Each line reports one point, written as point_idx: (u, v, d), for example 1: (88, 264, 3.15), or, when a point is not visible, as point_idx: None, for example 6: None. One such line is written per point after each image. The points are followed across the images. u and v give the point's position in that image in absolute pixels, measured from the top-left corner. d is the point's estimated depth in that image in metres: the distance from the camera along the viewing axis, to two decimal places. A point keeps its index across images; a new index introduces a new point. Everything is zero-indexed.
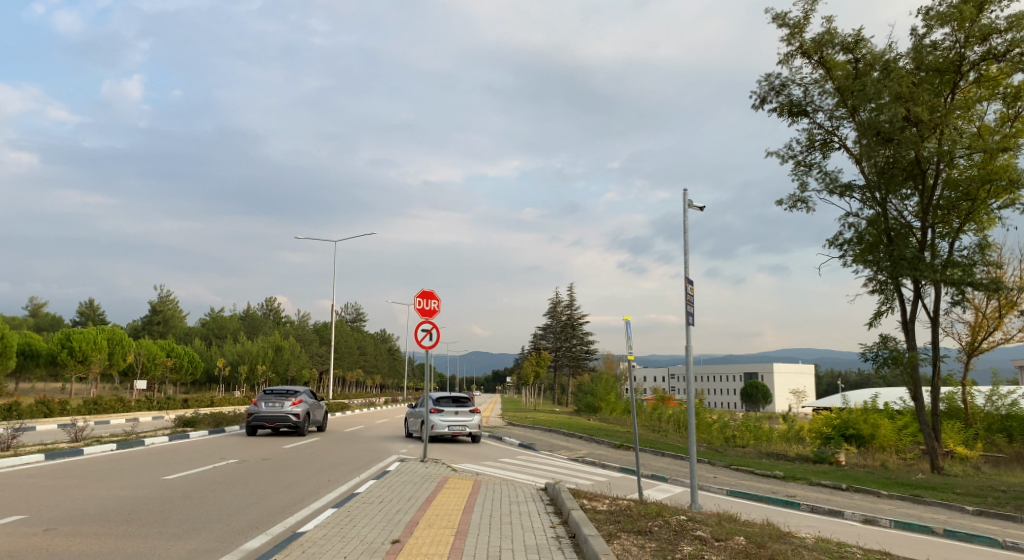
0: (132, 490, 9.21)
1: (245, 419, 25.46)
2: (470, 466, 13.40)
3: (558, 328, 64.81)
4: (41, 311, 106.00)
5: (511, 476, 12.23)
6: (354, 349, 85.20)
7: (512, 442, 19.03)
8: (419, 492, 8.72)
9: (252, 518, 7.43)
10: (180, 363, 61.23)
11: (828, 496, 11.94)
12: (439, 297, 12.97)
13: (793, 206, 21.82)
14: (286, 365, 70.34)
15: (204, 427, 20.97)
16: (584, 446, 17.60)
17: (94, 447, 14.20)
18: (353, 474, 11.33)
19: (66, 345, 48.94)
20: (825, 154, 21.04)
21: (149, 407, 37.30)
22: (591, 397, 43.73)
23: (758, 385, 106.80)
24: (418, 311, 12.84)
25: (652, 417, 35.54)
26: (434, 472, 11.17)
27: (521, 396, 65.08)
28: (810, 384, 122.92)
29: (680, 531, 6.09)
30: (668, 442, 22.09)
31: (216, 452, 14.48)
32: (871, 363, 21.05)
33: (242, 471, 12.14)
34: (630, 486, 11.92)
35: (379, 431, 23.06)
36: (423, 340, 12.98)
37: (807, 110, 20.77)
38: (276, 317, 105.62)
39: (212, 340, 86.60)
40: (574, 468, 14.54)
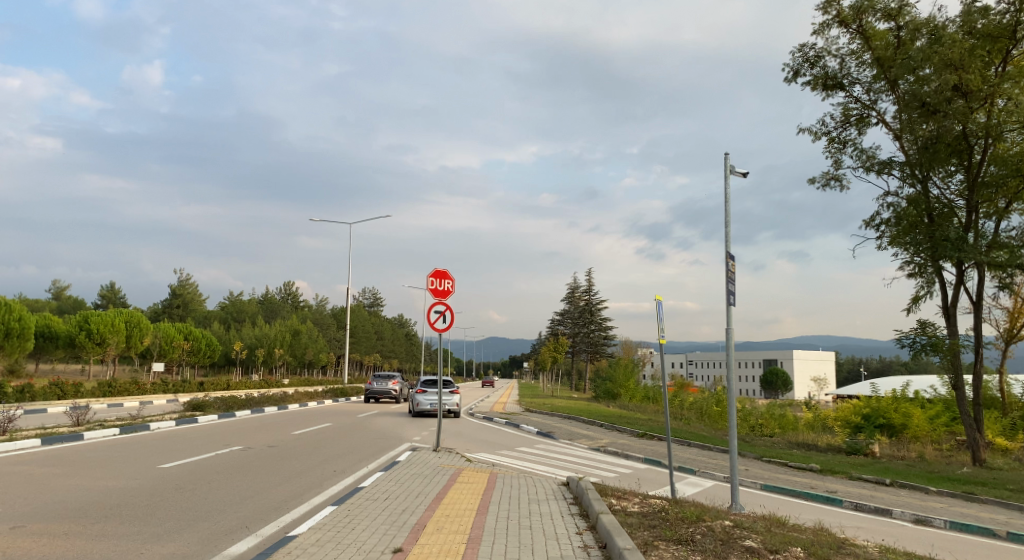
0: (121, 481, 8.57)
1: (257, 403, 24.99)
2: (486, 456, 12.64)
3: (576, 313, 63.98)
4: (64, 295, 106.96)
5: (529, 468, 11.43)
6: (372, 333, 85.04)
7: (530, 429, 18.30)
8: (428, 488, 7.96)
9: (242, 517, 6.73)
10: (197, 346, 61.23)
11: (871, 492, 11.06)
12: (453, 277, 12.17)
13: (826, 185, 20.64)
14: (303, 350, 70.22)
15: (214, 411, 20.46)
16: (605, 434, 16.80)
17: (96, 432, 13.64)
18: (361, 464, 10.64)
19: (84, 328, 48.96)
20: (862, 130, 19.77)
21: (165, 390, 37.12)
22: (609, 383, 42.90)
23: (779, 372, 105.16)
24: (431, 292, 12.06)
25: (673, 404, 34.68)
26: (447, 464, 10.42)
27: (539, 381, 64.45)
28: (831, 371, 121.15)
29: (727, 540, 5.29)
30: (691, 431, 21.22)
31: (221, 439, 13.87)
32: (908, 350, 19.85)
33: (245, 460, 11.52)
34: (659, 481, 11.09)
35: (392, 416, 22.46)
36: (436, 323, 12.22)
37: (843, 83, 19.49)
38: (294, 301, 105.73)
39: (231, 324, 86.85)
40: (596, 459, 13.75)
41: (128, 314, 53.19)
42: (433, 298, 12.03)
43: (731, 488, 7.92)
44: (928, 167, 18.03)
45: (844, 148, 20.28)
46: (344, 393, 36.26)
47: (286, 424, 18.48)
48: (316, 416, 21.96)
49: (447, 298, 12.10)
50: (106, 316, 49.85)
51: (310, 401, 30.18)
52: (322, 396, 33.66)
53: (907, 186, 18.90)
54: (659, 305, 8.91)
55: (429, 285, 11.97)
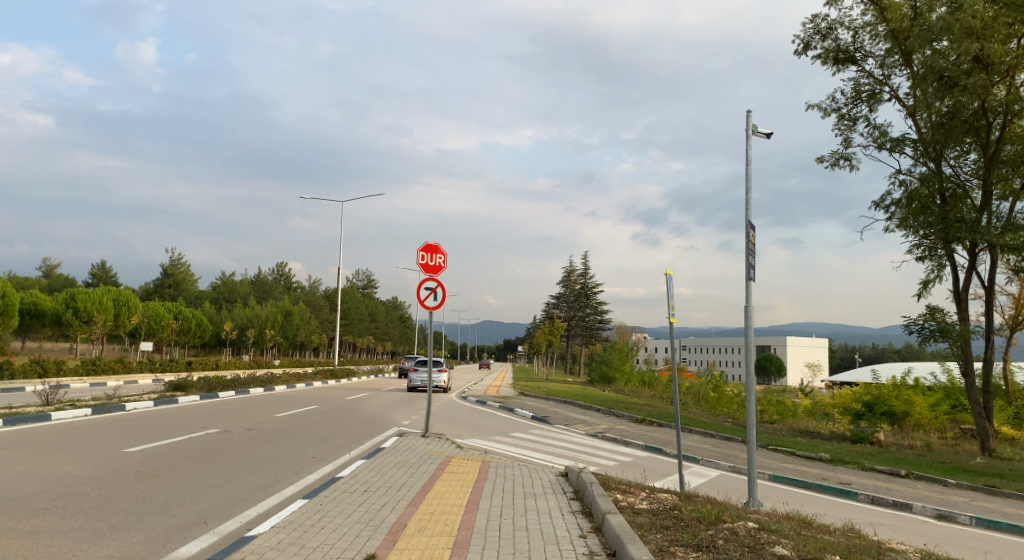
0: (78, 466, 7.83)
1: (243, 384, 24.21)
2: (477, 443, 11.92)
3: (571, 297, 63.28)
4: (54, 273, 105.65)
5: (524, 456, 10.69)
6: (365, 316, 84.28)
7: (525, 414, 17.58)
8: (413, 479, 7.22)
9: (202, 510, 6.00)
10: (187, 326, 60.36)
11: (888, 485, 10.37)
12: (445, 251, 11.37)
13: (835, 164, 19.86)
14: (296, 331, 69.48)
15: (196, 392, 19.69)
16: (603, 420, 16.10)
17: (65, 412, 12.85)
18: (343, 450, 9.90)
19: (71, 305, 48.06)
20: (874, 106, 18.94)
21: (151, 370, 36.38)
22: (605, 367, 42.32)
23: (772, 358, 104.96)
24: (421, 267, 11.25)
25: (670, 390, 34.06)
26: (435, 451, 9.69)
27: (533, 364, 63.82)
28: (824, 358, 120.98)
29: (753, 546, 4.57)
30: (690, 416, 20.57)
31: (197, 421, 13.12)
32: (916, 336, 19.20)
33: (220, 444, 10.75)
34: (662, 472, 10.39)
35: (382, 399, 21.76)
36: (426, 300, 11.44)
37: (855, 56, 18.63)
38: (286, 282, 104.74)
39: (222, 304, 85.94)
40: (594, 446, 13.04)
41: (116, 292, 52.26)
42: (424, 274, 11.24)
43: (748, 482, 7.15)
44: (943, 144, 17.22)
45: (854, 125, 19.48)
46: (334, 374, 35.58)
47: (270, 406, 17.71)
48: (303, 398, 21.19)
49: (439, 274, 11.30)
50: (93, 295, 48.91)
51: (299, 382, 29.48)
52: (312, 378, 32.92)
53: (919, 164, 18.11)
54: (669, 281, 8.10)
55: (418, 259, 11.17)
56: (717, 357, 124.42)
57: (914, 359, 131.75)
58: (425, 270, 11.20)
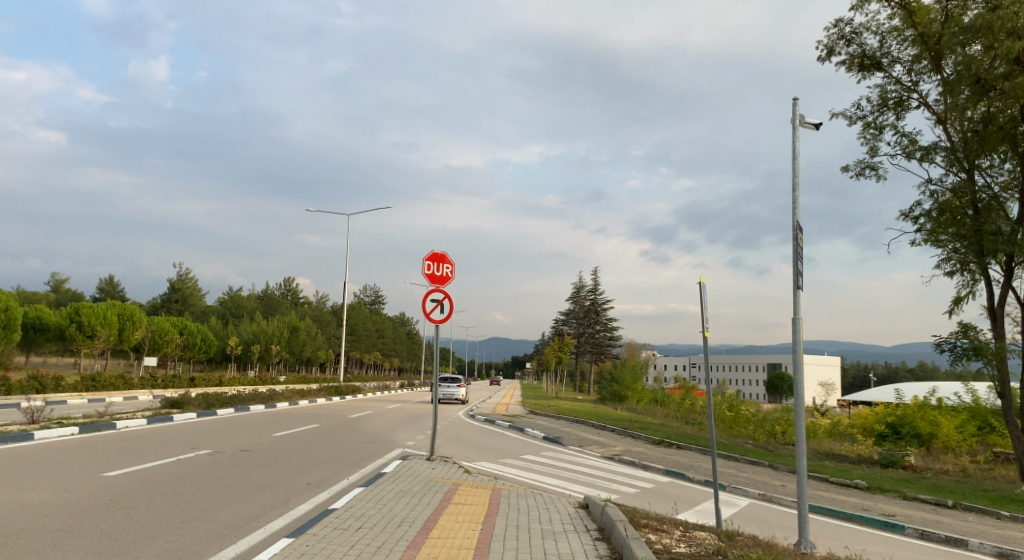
0: (45, 494, 7.06)
1: (243, 401, 23.44)
2: (486, 467, 11.08)
3: (581, 313, 62.37)
4: (63, 288, 105.69)
5: (539, 482, 9.83)
6: (373, 331, 83.60)
7: (536, 434, 16.75)
8: (415, 513, 6.39)
9: (170, 549, 5.22)
10: (192, 341, 59.79)
11: (935, 517, 9.50)
12: (453, 260, 10.61)
13: (860, 174, 19.07)
14: (302, 346, 68.85)
15: (194, 409, 18.92)
16: (619, 442, 15.24)
17: (50, 431, 12.08)
18: (341, 475, 9.13)
19: (75, 320, 47.63)
20: (902, 114, 18.19)
21: (154, 385, 35.75)
22: (616, 386, 41.39)
23: (784, 376, 103.23)
24: (428, 277, 10.48)
25: (684, 409, 33.06)
26: (442, 477, 8.86)
27: (541, 382, 62.75)
28: (836, 377, 119.29)
29: None
30: (708, 438, 19.58)
31: (189, 441, 12.33)
32: (947, 355, 18.25)
33: (211, 467, 10.03)
34: (688, 502, 9.50)
35: (387, 417, 20.91)
36: (432, 313, 10.68)
37: (882, 63, 17.91)
38: (294, 297, 104.28)
39: (229, 319, 85.52)
40: (612, 470, 12.16)
41: (121, 307, 51.80)
42: (430, 284, 10.48)
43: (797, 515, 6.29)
44: (978, 152, 16.38)
45: (880, 134, 18.72)
46: (339, 390, 34.83)
47: (270, 425, 16.97)
48: (305, 416, 20.41)
49: (446, 285, 10.55)
50: (98, 309, 48.49)
51: (303, 399, 28.74)
52: (316, 394, 32.13)
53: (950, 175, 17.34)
54: (702, 287, 7.32)
55: (424, 269, 10.42)
56: (727, 374, 122.93)
57: (927, 377, 129.72)
58: (431, 282, 10.44)
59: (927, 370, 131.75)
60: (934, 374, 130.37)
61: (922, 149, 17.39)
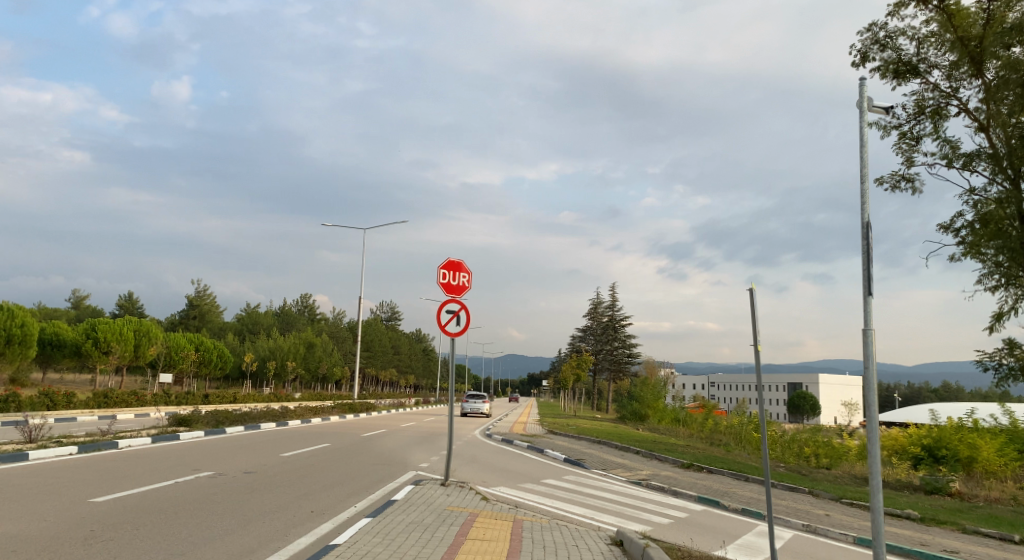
0: (19, 524, 6.40)
1: (254, 419, 22.85)
2: (504, 493, 10.28)
3: (598, 329, 61.43)
4: (83, 304, 106.59)
5: (562, 511, 9.01)
6: (389, 348, 83.14)
7: (556, 456, 15.92)
8: (426, 551, 5.63)
9: None
10: (208, 357, 59.57)
11: (1006, 555, 8.56)
12: (470, 269, 9.93)
13: (896, 185, 18.16)
14: (317, 363, 68.45)
15: (202, 427, 18.27)
16: (645, 465, 14.36)
17: (47, 451, 11.48)
18: (348, 502, 8.40)
19: (91, 336, 47.59)
20: (940, 122, 17.33)
21: (167, 402, 35.35)
22: (636, 405, 40.40)
23: (806, 396, 101.09)
24: (443, 287, 9.80)
25: (708, 429, 32.02)
26: (457, 505, 8.08)
27: (559, 400, 61.74)
28: (859, 397, 116.81)
29: None
30: (738, 460, 18.61)
31: (192, 462, 11.66)
32: (992, 374, 17.20)
33: (210, 491, 9.36)
34: (726, 536, 8.61)
35: (401, 437, 20.19)
36: (448, 326, 9.97)
37: (919, 68, 17.07)
38: (311, 314, 104.21)
39: (246, 336, 85.57)
40: (639, 497, 11.29)
41: (137, 323, 51.70)
42: (445, 295, 9.79)
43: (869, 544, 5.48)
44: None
45: (917, 145, 17.86)
46: (353, 408, 34.17)
47: (278, 444, 16.28)
48: (316, 435, 19.70)
49: (463, 295, 9.85)
50: (114, 325, 48.41)
51: (316, 417, 28.09)
52: (329, 411, 31.48)
53: (994, 184, 16.38)
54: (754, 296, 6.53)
55: (439, 278, 9.74)
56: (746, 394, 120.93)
57: (953, 398, 126.74)
58: (447, 291, 9.75)
59: (953, 390, 128.76)
60: (960, 395, 127.37)
61: (965, 156, 16.44)
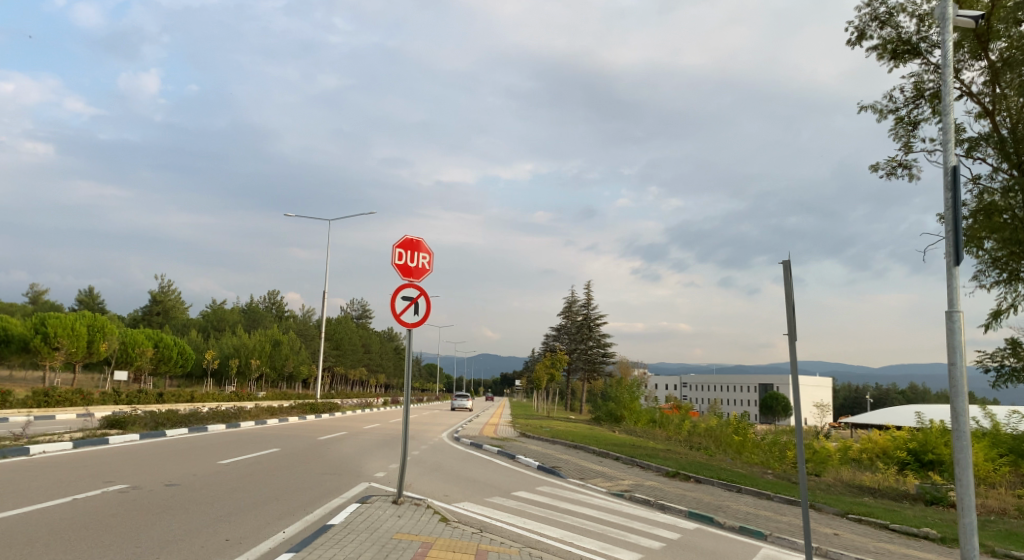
0: None
1: (203, 420, 21.04)
2: (468, 511, 8.85)
3: (573, 329, 60.22)
4: (41, 300, 102.81)
5: (535, 537, 7.56)
6: (359, 346, 81.09)
7: (529, 463, 14.52)
8: None
9: None
10: (167, 354, 57.13)
11: None
12: (430, 248, 8.50)
13: (891, 173, 17.18)
14: (283, 361, 66.25)
15: (138, 430, 16.48)
16: (626, 473, 13.06)
17: None
18: (273, 529, 6.92)
19: (40, 330, 45.02)
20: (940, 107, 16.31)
21: (116, 401, 33.29)
22: (612, 405, 39.24)
23: (777, 396, 101.05)
24: (399, 269, 8.31)
25: (686, 432, 30.89)
26: (405, 532, 6.55)
27: (533, 400, 60.40)
28: (828, 397, 117.69)
29: None
30: (724, 467, 17.35)
31: (106, 472, 9.99)
32: (992, 376, 16.21)
33: (112, 511, 7.72)
34: None
35: (361, 441, 18.59)
36: (404, 316, 8.46)
37: (919, 48, 15.99)
38: (279, 311, 101.41)
39: (210, 333, 82.88)
40: (624, 512, 9.98)
41: (91, 318, 49.15)
42: (401, 278, 8.31)
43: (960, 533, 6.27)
44: None
45: (916, 129, 16.90)
46: (314, 408, 32.40)
47: (220, 450, 14.58)
48: (267, 438, 18.00)
49: (422, 280, 8.40)
50: (66, 320, 45.89)
51: (272, 418, 26.27)
52: (288, 411, 29.67)
53: (999, 171, 15.42)
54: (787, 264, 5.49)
55: (395, 259, 8.25)
56: (718, 394, 120.89)
57: (919, 400, 128.22)
58: (404, 275, 8.30)
59: (919, 392, 130.15)
60: (926, 396, 129.00)
61: (969, 141, 15.43)
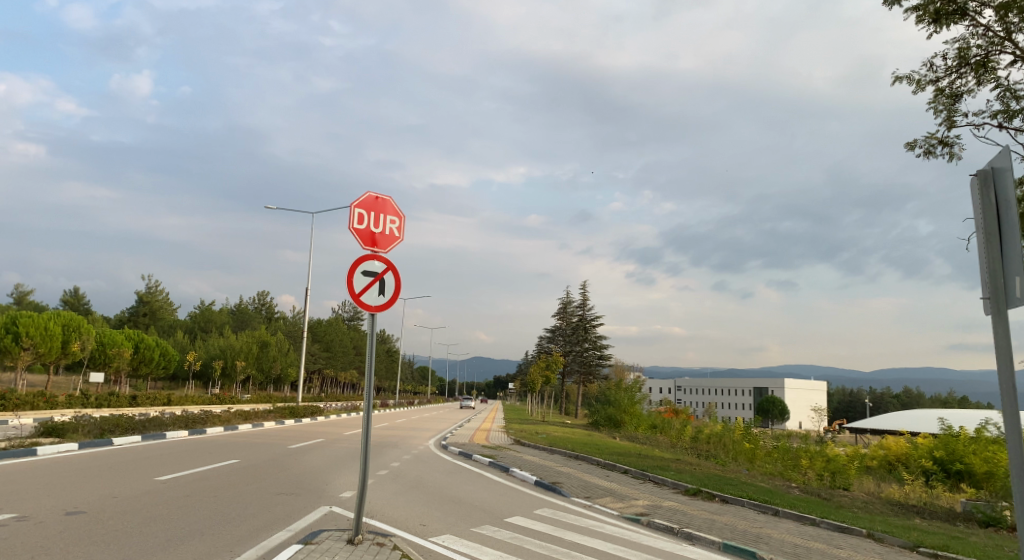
0: None
1: (166, 426, 18.97)
2: (448, 549, 6.90)
3: (569, 330, 58.41)
4: (27, 300, 100.69)
5: None
6: (351, 349, 78.89)
7: (526, 477, 12.61)
8: None
9: None
10: (149, 356, 54.95)
11: None
12: (400, 209, 6.55)
13: (928, 152, 15.38)
14: (271, 363, 64.03)
15: (80, 438, 14.44)
16: (639, 492, 11.19)
17: None
18: None
19: (11, 330, 42.85)
20: (987, 76, 14.45)
21: (84, 405, 31.19)
22: (610, 409, 37.17)
23: (774, 400, 99.31)
24: (361, 236, 6.38)
25: (691, 437, 28.96)
26: None
27: (527, 404, 58.36)
28: (823, 401, 116.21)
29: None
30: (743, 480, 15.40)
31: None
32: None
33: None
34: None
35: (337, 450, 16.60)
36: (365, 297, 6.48)
37: (967, 9, 14.13)
38: (268, 312, 99.16)
39: (197, 334, 80.67)
40: (643, 545, 8.03)
41: (66, 317, 47.08)
42: (363, 247, 6.40)
43: None
44: None
45: (958, 102, 15.05)
46: (294, 412, 30.29)
47: (165, 462, 12.46)
48: (231, 447, 15.85)
49: (390, 250, 6.47)
50: (38, 318, 43.68)
51: (245, 423, 24.18)
52: (265, 416, 27.54)
53: None
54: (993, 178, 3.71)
55: (353, 222, 6.32)
56: (713, 398, 119.17)
57: (915, 404, 126.77)
58: (366, 242, 6.38)
59: (914, 397, 128.71)
60: (920, 400, 127.72)
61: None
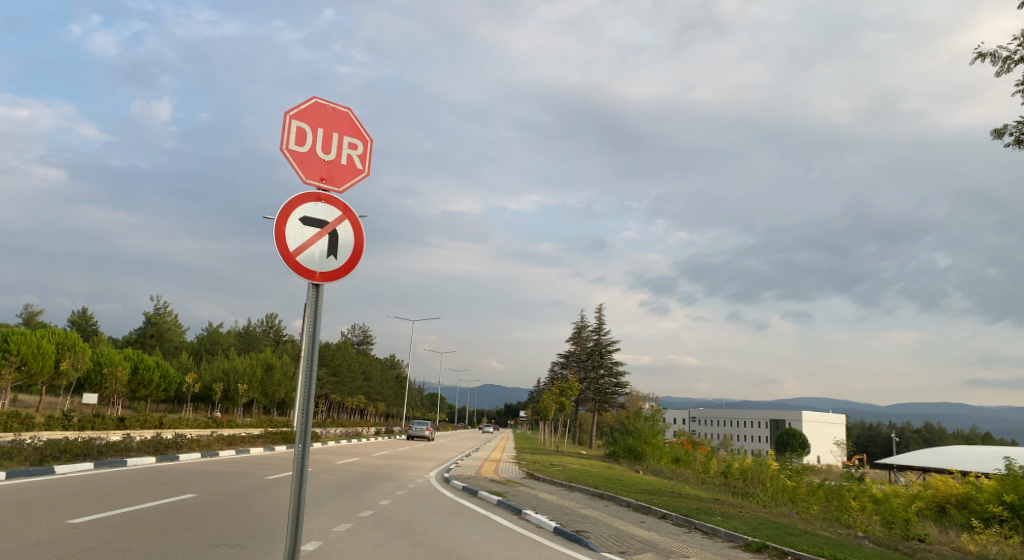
0: None
1: (131, 452, 16.64)
2: None
3: (582, 355, 55.84)
4: (35, 321, 99.49)
5: None
6: (358, 374, 76.42)
7: (543, 522, 10.16)
8: None
9: None
10: (147, 377, 52.92)
11: None
12: (363, 130, 4.34)
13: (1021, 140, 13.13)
14: (276, 387, 61.68)
15: (14, 466, 12.23)
16: (688, 546, 8.74)
17: None
18: None
19: None
20: None
21: (65, 427, 29.02)
22: (630, 439, 34.56)
23: (794, 434, 95.53)
24: (301, 158, 4.16)
25: (719, 473, 26.24)
26: None
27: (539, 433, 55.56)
28: (842, 434, 111.87)
29: None
30: (801, 527, 12.81)
31: None
32: None
33: None
34: None
35: (320, 483, 14.18)
36: (304, 259, 4.22)
37: None
38: (276, 335, 97.33)
39: (202, 357, 78.76)
40: None
41: (59, 335, 45.30)
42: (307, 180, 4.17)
43: None
44: None
45: None
46: (287, 438, 27.90)
47: (101, 496, 10.06)
48: (197, 478, 13.45)
49: (347, 188, 4.24)
50: (29, 336, 41.75)
51: (228, 449, 21.81)
52: (254, 441, 25.15)
53: None
54: None
55: (289, 139, 4.11)
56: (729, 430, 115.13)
57: (938, 440, 121.88)
58: (311, 174, 4.16)
59: (937, 432, 123.84)
60: (944, 437, 122.85)
61: None
